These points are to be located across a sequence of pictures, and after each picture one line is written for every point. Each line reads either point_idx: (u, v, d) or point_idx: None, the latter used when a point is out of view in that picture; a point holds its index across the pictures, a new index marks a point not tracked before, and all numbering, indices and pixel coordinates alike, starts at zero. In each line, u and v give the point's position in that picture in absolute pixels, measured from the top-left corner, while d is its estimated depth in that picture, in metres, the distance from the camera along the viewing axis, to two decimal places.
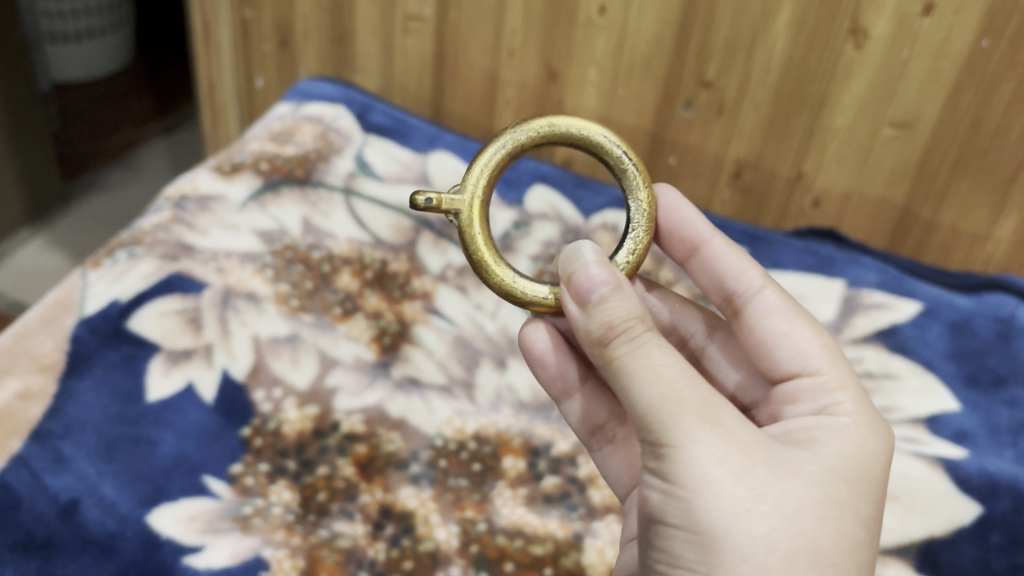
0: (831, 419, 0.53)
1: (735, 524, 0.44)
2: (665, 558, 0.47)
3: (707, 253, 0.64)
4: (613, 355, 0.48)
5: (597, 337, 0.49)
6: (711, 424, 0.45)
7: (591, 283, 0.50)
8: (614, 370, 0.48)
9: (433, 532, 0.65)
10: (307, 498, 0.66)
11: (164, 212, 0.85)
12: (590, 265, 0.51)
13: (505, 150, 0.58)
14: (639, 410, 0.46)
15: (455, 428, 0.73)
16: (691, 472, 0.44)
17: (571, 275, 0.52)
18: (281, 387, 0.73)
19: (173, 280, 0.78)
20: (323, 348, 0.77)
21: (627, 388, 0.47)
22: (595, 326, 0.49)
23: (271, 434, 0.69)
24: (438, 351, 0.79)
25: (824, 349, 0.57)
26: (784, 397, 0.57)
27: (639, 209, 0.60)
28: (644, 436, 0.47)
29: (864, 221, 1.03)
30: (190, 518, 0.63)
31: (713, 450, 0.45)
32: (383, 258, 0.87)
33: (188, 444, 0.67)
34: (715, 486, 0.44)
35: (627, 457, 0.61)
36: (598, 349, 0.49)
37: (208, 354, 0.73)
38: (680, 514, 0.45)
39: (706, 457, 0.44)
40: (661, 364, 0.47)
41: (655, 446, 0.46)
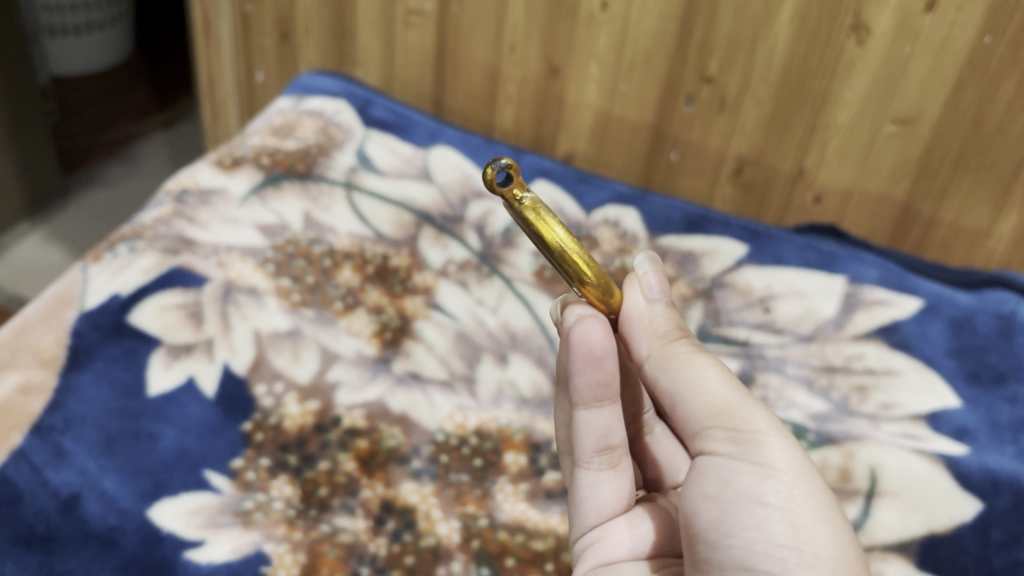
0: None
1: (825, 509, 0.46)
2: (758, 546, 0.45)
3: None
4: (681, 350, 0.52)
5: (661, 334, 0.54)
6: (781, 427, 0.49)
7: (655, 287, 0.56)
8: (685, 361, 0.52)
9: (435, 527, 0.65)
10: (307, 493, 0.66)
11: (164, 206, 0.85)
12: (655, 272, 0.56)
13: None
14: (715, 398, 0.50)
15: (456, 424, 0.73)
16: (780, 457, 0.47)
17: (639, 278, 0.56)
18: (282, 382, 0.72)
19: (175, 273, 0.77)
20: (324, 343, 0.76)
21: (698, 381, 0.51)
22: (661, 324, 0.54)
23: (272, 429, 0.69)
24: (439, 346, 0.79)
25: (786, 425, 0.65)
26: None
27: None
28: (720, 425, 0.49)
29: (865, 217, 1.03)
30: (190, 512, 0.63)
31: (790, 444, 0.48)
32: (384, 253, 0.87)
33: (189, 438, 0.67)
34: (801, 473, 0.47)
35: (617, 487, 0.58)
36: (663, 343, 0.53)
37: (209, 348, 0.73)
38: (775, 496, 0.46)
39: (789, 448, 0.48)
40: (723, 371, 0.52)
41: (738, 432, 0.48)
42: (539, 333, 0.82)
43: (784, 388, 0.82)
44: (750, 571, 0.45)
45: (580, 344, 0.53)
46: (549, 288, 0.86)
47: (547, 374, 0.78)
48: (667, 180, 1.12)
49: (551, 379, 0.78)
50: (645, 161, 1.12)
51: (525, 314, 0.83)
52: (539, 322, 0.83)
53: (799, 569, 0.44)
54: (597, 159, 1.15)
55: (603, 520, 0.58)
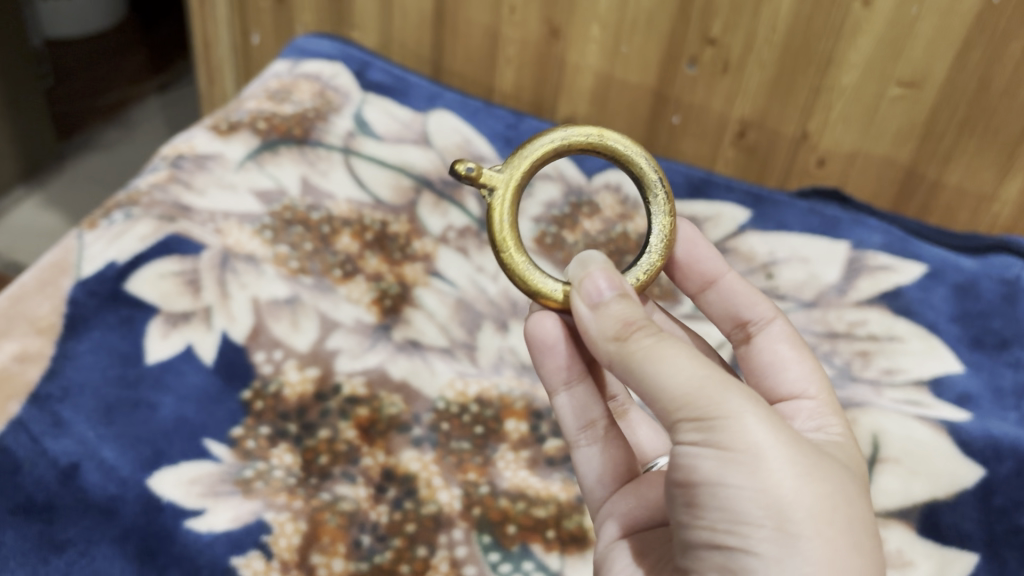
0: (828, 437, 0.54)
1: (796, 481, 0.43)
2: (722, 525, 0.43)
3: (722, 288, 0.64)
4: (641, 347, 0.46)
5: (614, 333, 0.48)
6: (748, 396, 0.44)
7: (603, 285, 0.51)
8: (644, 360, 0.46)
9: (435, 495, 0.66)
10: (308, 461, 0.66)
11: (160, 171, 0.83)
12: (599, 272, 0.52)
13: (557, 147, 0.57)
14: (677, 392, 0.44)
15: (457, 391, 0.72)
16: (745, 438, 0.43)
17: (581, 279, 0.52)
18: (281, 349, 0.72)
19: (171, 239, 0.76)
20: (323, 310, 0.75)
21: (658, 374, 0.45)
22: (613, 325, 0.48)
23: (271, 397, 0.69)
24: (440, 313, 0.78)
25: (820, 376, 0.58)
26: (781, 412, 0.57)
27: (659, 235, 0.59)
28: (685, 414, 0.44)
29: (868, 181, 1.02)
30: (190, 481, 0.63)
31: (761, 416, 0.44)
32: (383, 219, 0.84)
33: (188, 407, 0.67)
34: (768, 450, 0.43)
35: (611, 459, 0.57)
36: (624, 345, 0.47)
37: (207, 315, 0.72)
38: (744, 481, 0.43)
39: (759, 423, 0.43)
40: (683, 350, 0.46)
41: (703, 420, 0.44)
42: None
43: None
44: (719, 549, 0.44)
45: (533, 341, 0.59)
46: (549, 255, 0.83)
47: None
48: (670, 144, 1.11)
49: None
50: (648, 124, 1.10)
51: None
52: None
53: (763, 543, 0.43)
54: (598, 122, 1.14)
55: (605, 495, 0.57)
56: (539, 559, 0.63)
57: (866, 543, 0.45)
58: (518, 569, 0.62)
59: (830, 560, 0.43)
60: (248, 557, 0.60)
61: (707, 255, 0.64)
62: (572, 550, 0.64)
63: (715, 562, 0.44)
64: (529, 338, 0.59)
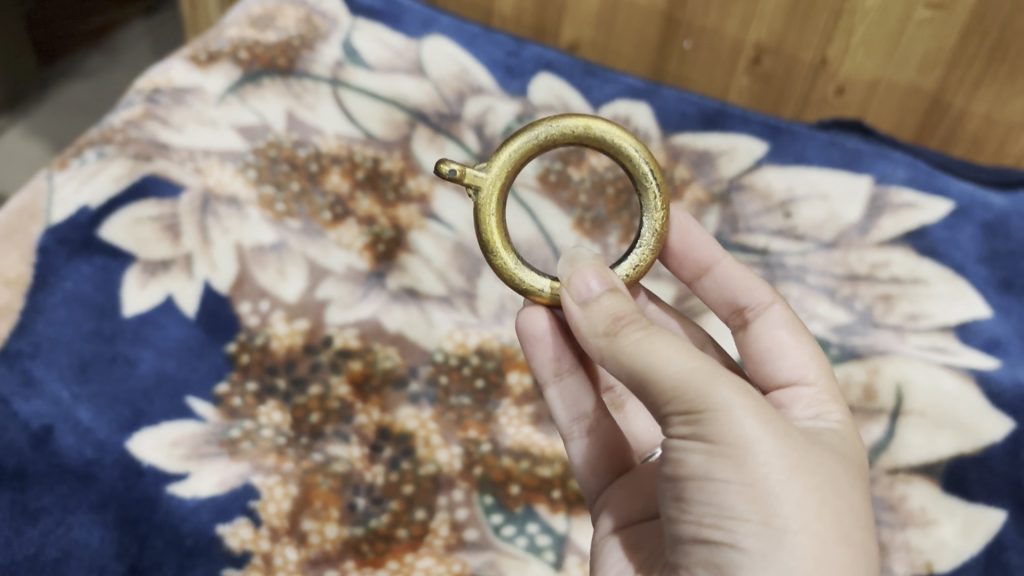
0: (826, 425, 0.49)
1: (786, 475, 0.39)
2: (709, 519, 0.40)
3: (718, 275, 0.58)
4: (632, 342, 0.42)
5: (604, 329, 0.44)
6: (742, 386, 0.40)
7: (593, 281, 0.46)
8: (634, 354, 0.41)
9: (435, 454, 0.63)
10: (298, 420, 0.62)
11: (135, 107, 0.76)
12: (590, 270, 0.46)
13: (540, 141, 0.52)
14: (666, 384, 0.40)
15: (456, 343, 0.68)
16: (734, 431, 0.39)
17: (569, 276, 0.47)
18: (268, 300, 0.67)
19: (148, 181, 0.70)
20: (312, 257, 0.70)
21: (646, 364, 0.41)
22: (603, 321, 0.44)
23: (258, 350, 0.65)
24: (437, 259, 0.73)
25: (821, 362, 0.53)
26: (778, 400, 0.52)
27: (650, 228, 0.53)
28: (674, 407, 0.41)
29: (890, 109, 0.97)
30: (172, 443, 0.59)
31: (753, 408, 0.40)
32: (374, 156, 0.78)
33: (169, 362, 0.63)
34: (758, 442, 0.39)
35: (602, 450, 0.53)
36: (616, 340, 0.43)
37: (188, 263, 0.67)
38: (733, 476, 0.39)
39: (750, 414, 0.39)
40: (679, 343, 0.42)
41: (692, 412, 0.40)
42: (544, 244, 0.76)
43: (806, 299, 0.77)
44: (705, 544, 0.40)
45: (522, 336, 0.55)
46: (553, 195, 0.79)
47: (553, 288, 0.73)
48: (681, 71, 1.04)
49: None
50: (657, 48, 1.03)
51: (528, 223, 0.77)
52: (544, 232, 0.77)
53: (749, 538, 0.39)
54: (604, 45, 1.06)
55: (599, 487, 0.53)
56: (544, 521, 0.61)
57: (858, 540, 0.41)
58: (523, 533, 0.60)
59: (818, 558, 0.39)
60: (235, 525, 0.56)
61: (701, 241, 0.58)
62: (579, 511, 0.61)
63: (701, 559, 0.40)
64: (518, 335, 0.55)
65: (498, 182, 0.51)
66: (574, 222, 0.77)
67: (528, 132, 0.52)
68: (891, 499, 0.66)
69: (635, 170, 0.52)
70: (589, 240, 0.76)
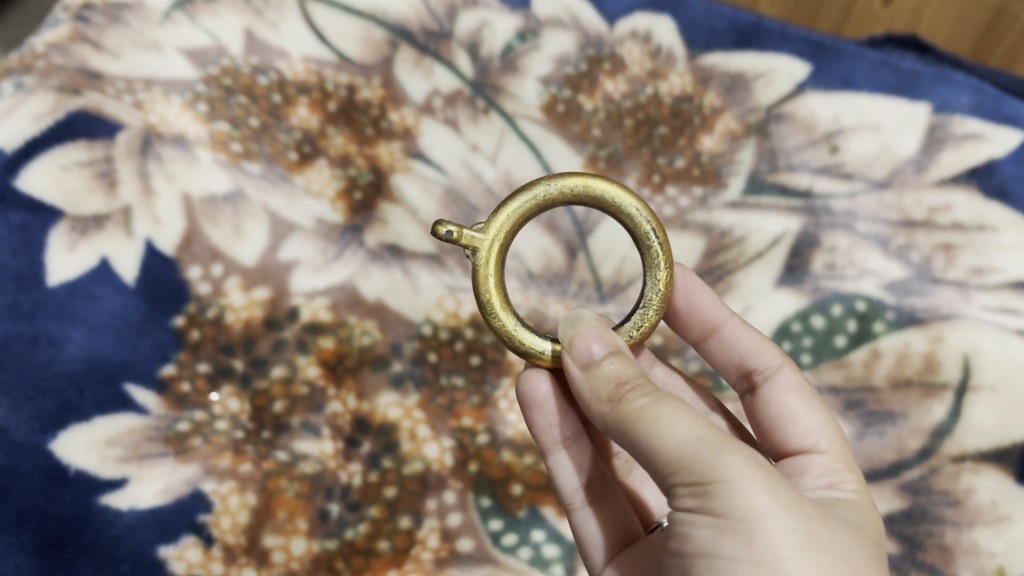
0: (841, 497, 0.41)
1: (804, 555, 0.33)
2: None
3: (725, 337, 0.51)
4: (634, 406, 0.35)
5: (606, 396, 0.37)
6: (752, 456, 0.34)
7: (594, 343, 0.39)
8: (635, 418, 0.35)
9: (421, 449, 0.53)
10: (259, 409, 0.53)
11: (61, 26, 0.61)
12: (590, 330, 0.40)
13: (539, 199, 0.43)
14: (668, 453, 0.34)
15: (447, 313, 0.57)
16: (746, 505, 0.33)
17: (570, 338, 0.41)
18: (221, 263, 0.57)
19: (76, 119, 0.57)
20: (273, 208, 0.59)
21: (646, 431, 0.34)
22: (607, 384, 0.37)
23: (210, 325, 0.55)
24: (424, 210, 0.62)
25: (836, 428, 0.46)
26: (789, 470, 0.45)
27: (653, 287, 0.45)
28: (679, 478, 0.34)
29: (946, 23, 0.82)
30: (106, 443, 0.50)
31: (765, 479, 0.33)
32: (350, 83, 0.65)
33: (104, 341, 0.53)
34: (772, 518, 0.33)
35: (610, 519, 0.46)
36: (617, 404, 0.36)
37: (126, 219, 0.56)
38: (745, 555, 0.33)
39: (762, 486, 0.33)
40: (690, 409, 0.35)
41: (698, 482, 0.33)
42: None
43: (855, 250, 0.65)
44: None
45: (523, 395, 0.46)
46: (562, 129, 0.67)
47: (560, 242, 0.62)
48: None
49: (565, 249, 0.62)
50: None
51: (531, 162, 0.66)
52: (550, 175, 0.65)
53: None
54: None
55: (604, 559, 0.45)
56: (552, 527, 0.52)
57: None
58: (526, 542, 0.51)
59: None
60: (180, 546, 0.48)
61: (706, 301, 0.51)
62: None
63: None
64: (519, 394, 0.47)
65: (496, 244, 0.43)
66: (586, 162, 0.66)
67: (526, 190, 0.44)
68: (956, 492, 0.56)
69: (639, 238, 0.44)
70: None
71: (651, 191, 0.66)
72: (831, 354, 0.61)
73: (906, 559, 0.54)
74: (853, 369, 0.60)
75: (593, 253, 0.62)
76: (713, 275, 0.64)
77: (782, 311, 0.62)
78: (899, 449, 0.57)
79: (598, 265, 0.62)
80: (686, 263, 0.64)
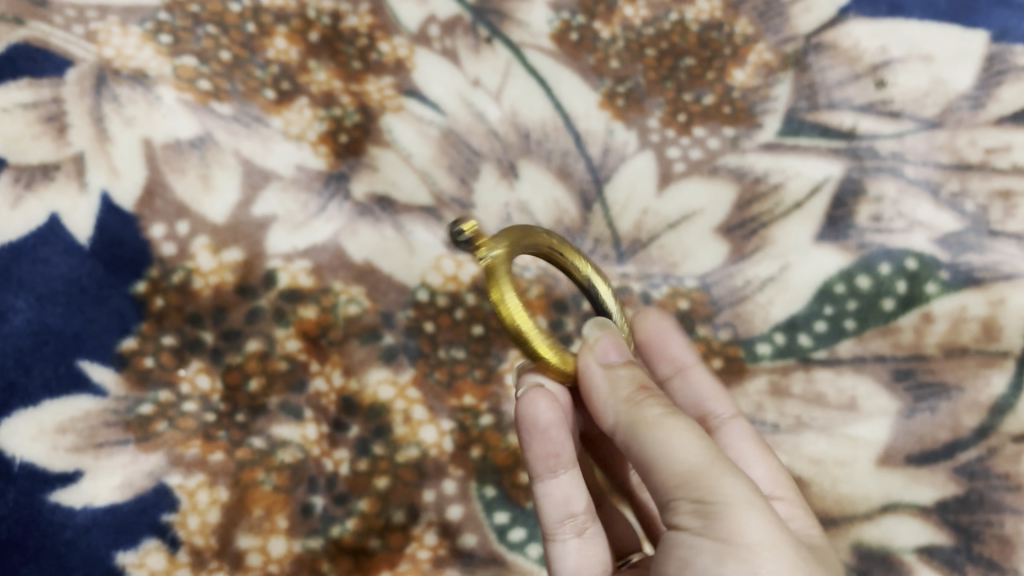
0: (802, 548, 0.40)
1: None
2: None
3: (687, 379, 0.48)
4: (646, 415, 0.35)
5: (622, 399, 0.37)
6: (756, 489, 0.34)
7: (611, 348, 0.39)
8: (648, 428, 0.35)
9: (417, 433, 0.47)
10: (232, 389, 0.47)
11: None
12: (609, 334, 0.40)
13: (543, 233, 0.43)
14: (677, 467, 0.34)
15: (446, 277, 0.51)
16: (748, 533, 0.32)
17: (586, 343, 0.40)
18: (187, 220, 0.50)
19: (17, 53, 0.50)
20: (246, 155, 0.52)
21: (655, 440, 0.34)
22: (625, 387, 0.37)
23: (176, 292, 0.48)
24: (419, 154, 0.55)
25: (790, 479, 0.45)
26: None
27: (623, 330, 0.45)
28: (681, 497, 0.33)
29: None
30: (58, 431, 0.43)
31: (769, 516, 0.33)
32: (335, 9, 0.57)
33: (54, 311, 0.46)
34: (773, 552, 0.32)
35: (593, 551, 0.43)
36: (630, 410, 0.36)
37: (78, 168, 0.49)
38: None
39: (765, 522, 0.32)
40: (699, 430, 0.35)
41: (704, 502, 0.33)
42: (563, 130, 0.57)
43: (903, 199, 0.57)
44: None
45: (524, 416, 0.41)
46: (575, 61, 0.59)
47: (573, 192, 0.56)
48: None
49: (579, 201, 0.56)
50: None
51: (540, 99, 0.58)
52: (563, 113, 0.58)
53: None
54: None
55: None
56: None
57: None
58: (536, 538, 0.46)
59: None
60: (141, 553, 0.42)
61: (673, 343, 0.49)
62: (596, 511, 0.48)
63: None
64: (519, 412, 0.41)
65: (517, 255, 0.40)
66: (603, 100, 0.58)
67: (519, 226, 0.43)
68: (1018, 476, 0.49)
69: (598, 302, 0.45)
70: (621, 124, 0.58)
71: (676, 132, 0.58)
72: (879, 320, 0.53)
73: (961, 551, 0.48)
74: (902, 335, 0.53)
75: (610, 203, 0.56)
76: (746, 230, 0.56)
77: (823, 270, 0.55)
78: (954, 428, 0.50)
79: (616, 219, 0.56)
80: (716, 214, 0.56)
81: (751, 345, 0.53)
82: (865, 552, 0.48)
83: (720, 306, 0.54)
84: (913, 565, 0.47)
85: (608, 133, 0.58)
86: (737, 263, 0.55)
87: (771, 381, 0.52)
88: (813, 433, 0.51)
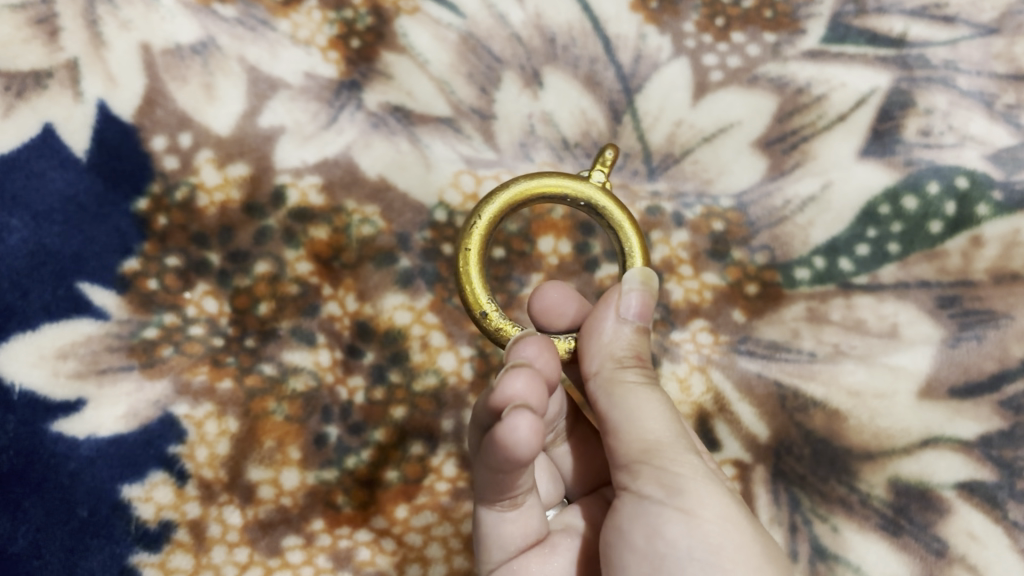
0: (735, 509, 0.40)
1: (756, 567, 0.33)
2: None
3: None
4: (623, 378, 0.36)
5: (615, 360, 0.37)
6: (713, 470, 0.36)
7: (635, 307, 0.37)
8: (622, 392, 0.36)
9: (437, 360, 0.45)
10: (240, 313, 0.45)
11: None
12: (645, 291, 0.37)
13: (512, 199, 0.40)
14: (641, 436, 0.35)
15: (465, 195, 0.48)
16: (709, 502, 0.34)
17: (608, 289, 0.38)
18: (190, 132, 0.46)
19: None
20: (252, 61, 0.48)
21: (627, 408, 0.35)
22: (621, 345, 0.37)
23: (180, 210, 0.45)
24: (436, 61, 0.50)
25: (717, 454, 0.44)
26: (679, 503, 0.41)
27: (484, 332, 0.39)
28: (642, 464, 0.35)
29: None
30: (59, 356, 0.42)
31: (722, 493, 0.35)
32: None
33: (50, 229, 0.44)
34: (732, 525, 0.34)
35: (528, 522, 0.39)
36: (612, 369, 0.36)
37: (72, 76, 0.46)
38: (700, 553, 0.33)
39: (721, 498, 0.34)
40: (669, 405, 0.36)
41: (664, 472, 0.34)
42: (591, 35, 0.52)
43: (955, 112, 0.51)
44: None
45: (500, 434, 0.32)
46: None
47: (602, 102, 0.52)
48: None
49: (608, 111, 0.52)
50: None
51: None
52: (590, 14, 0.52)
53: None
54: None
55: (508, 558, 0.39)
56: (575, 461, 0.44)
57: None
58: None
59: None
60: (148, 486, 0.41)
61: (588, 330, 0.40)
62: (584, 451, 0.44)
63: None
64: (497, 429, 0.32)
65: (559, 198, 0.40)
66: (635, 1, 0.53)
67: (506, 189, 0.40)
68: None
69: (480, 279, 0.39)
70: (654, 28, 0.53)
71: (713, 38, 0.53)
72: (924, 244, 0.49)
73: (1004, 488, 0.45)
74: (949, 260, 0.48)
75: (640, 115, 0.52)
76: (786, 145, 0.51)
77: (868, 189, 0.50)
78: (1001, 358, 0.46)
79: (647, 132, 0.52)
80: (755, 126, 0.51)
81: (789, 270, 0.49)
82: (903, 488, 0.45)
83: (757, 228, 0.50)
84: (953, 503, 0.45)
85: (640, 38, 0.53)
86: (776, 180, 0.51)
87: (808, 308, 0.49)
88: (853, 363, 0.47)
